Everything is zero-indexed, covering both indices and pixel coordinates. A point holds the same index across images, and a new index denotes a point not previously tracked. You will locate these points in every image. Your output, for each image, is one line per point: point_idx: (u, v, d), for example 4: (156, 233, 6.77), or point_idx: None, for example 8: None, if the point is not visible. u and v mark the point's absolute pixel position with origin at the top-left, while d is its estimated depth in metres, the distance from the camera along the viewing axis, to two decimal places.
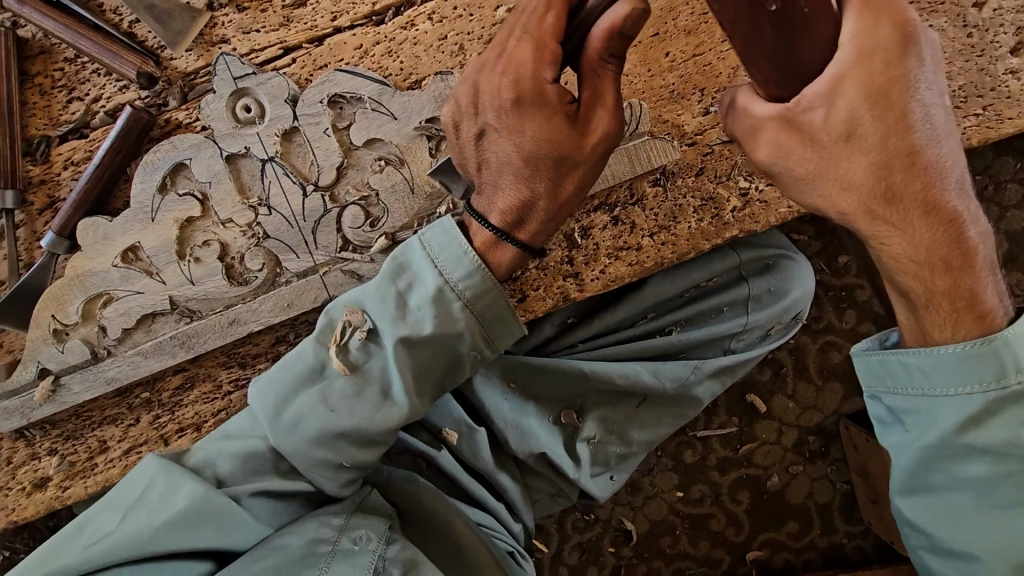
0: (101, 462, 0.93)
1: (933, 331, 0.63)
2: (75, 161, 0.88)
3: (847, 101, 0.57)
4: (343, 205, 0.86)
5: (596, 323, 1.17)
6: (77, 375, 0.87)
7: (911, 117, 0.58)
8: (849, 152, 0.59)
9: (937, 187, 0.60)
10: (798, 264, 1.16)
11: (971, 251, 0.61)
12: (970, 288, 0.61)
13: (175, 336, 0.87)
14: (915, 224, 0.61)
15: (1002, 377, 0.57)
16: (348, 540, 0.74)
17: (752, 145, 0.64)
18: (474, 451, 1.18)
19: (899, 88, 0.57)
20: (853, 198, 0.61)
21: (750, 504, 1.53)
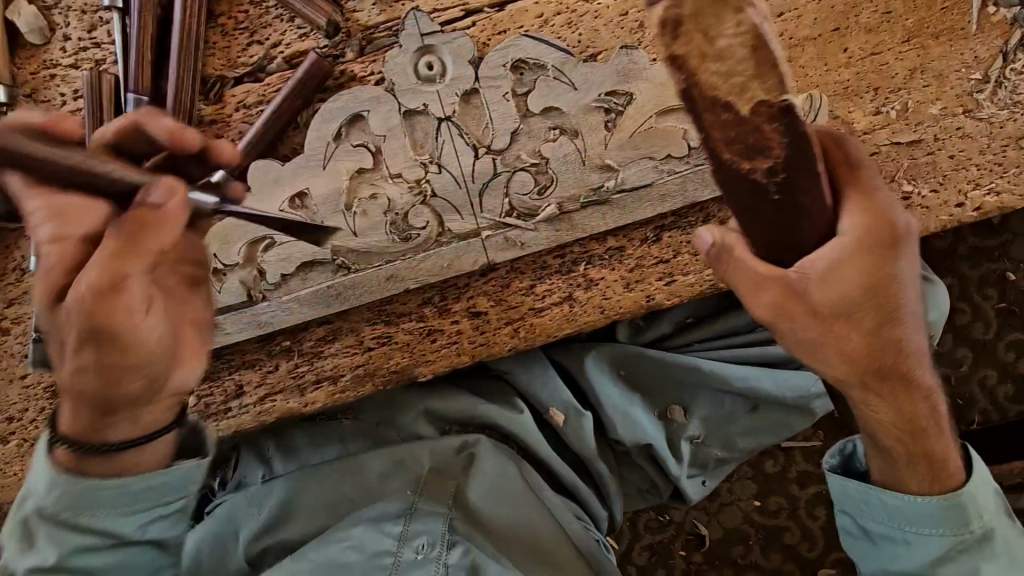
0: (234, 406, 0.92)
1: (909, 483, 0.74)
2: (247, 104, 0.89)
3: (850, 285, 0.65)
4: (513, 169, 0.86)
5: (717, 323, 1.21)
6: (231, 316, 0.88)
7: (897, 313, 0.68)
8: (849, 328, 0.67)
9: (909, 366, 0.70)
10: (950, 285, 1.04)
11: (936, 419, 0.73)
12: (935, 449, 0.73)
13: (332, 286, 0.88)
14: (894, 397, 0.71)
15: (968, 525, 0.71)
16: (411, 549, 0.86)
17: (753, 297, 0.68)
18: (580, 436, 1.12)
19: (891, 284, 0.67)
20: (851, 367, 0.70)
21: (827, 521, 1.49)
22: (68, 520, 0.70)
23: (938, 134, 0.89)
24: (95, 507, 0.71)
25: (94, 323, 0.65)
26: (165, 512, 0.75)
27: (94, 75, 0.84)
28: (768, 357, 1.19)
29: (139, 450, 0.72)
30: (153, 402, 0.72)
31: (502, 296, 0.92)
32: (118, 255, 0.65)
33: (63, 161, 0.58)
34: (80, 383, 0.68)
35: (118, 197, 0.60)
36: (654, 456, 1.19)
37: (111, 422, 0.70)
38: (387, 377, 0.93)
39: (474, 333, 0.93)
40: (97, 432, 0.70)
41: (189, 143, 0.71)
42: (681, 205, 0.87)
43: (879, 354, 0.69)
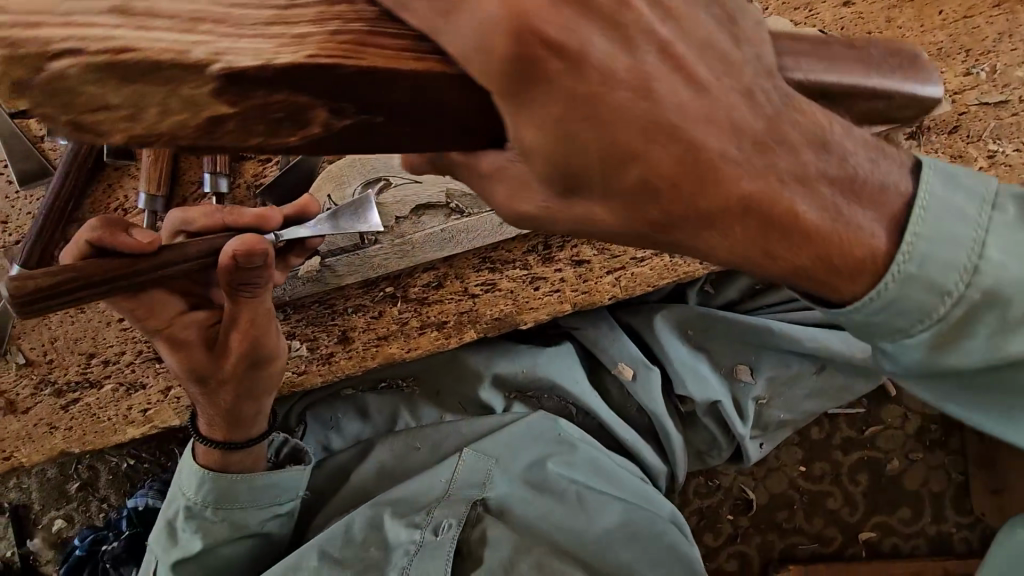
0: (339, 352, 0.93)
1: (845, 288, 0.48)
2: None
3: (546, 114, 0.40)
4: None
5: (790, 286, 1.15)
6: (344, 258, 0.89)
7: (679, 127, 0.42)
8: (616, 193, 0.43)
9: (684, 185, 0.43)
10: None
11: (857, 241, 0.47)
12: (806, 218, 0.45)
13: (446, 230, 0.89)
14: (738, 232, 0.45)
15: (928, 280, 0.48)
16: (432, 532, 0.94)
17: (528, 201, 0.46)
18: (647, 392, 1.10)
19: (602, 101, 0.40)
20: (728, 242, 0.45)
21: (868, 486, 1.50)
22: (211, 517, 0.87)
23: (1023, 96, 0.93)
24: (235, 502, 0.87)
25: (228, 357, 0.79)
26: (282, 501, 0.91)
27: None
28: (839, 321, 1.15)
29: (259, 446, 0.89)
30: (269, 400, 0.87)
31: (606, 245, 0.93)
32: (241, 318, 0.76)
33: (116, 257, 0.61)
34: (218, 399, 0.83)
35: (240, 248, 0.66)
36: (719, 414, 1.16)
37: (244, 428, 0.88)
38: (490, 324, 0.93)
39: (578, 282, 0.93)
40: (237, 438, 0.87)
41: (274, 221, 0.78)
42: None
43: (633, 214, 0.45)
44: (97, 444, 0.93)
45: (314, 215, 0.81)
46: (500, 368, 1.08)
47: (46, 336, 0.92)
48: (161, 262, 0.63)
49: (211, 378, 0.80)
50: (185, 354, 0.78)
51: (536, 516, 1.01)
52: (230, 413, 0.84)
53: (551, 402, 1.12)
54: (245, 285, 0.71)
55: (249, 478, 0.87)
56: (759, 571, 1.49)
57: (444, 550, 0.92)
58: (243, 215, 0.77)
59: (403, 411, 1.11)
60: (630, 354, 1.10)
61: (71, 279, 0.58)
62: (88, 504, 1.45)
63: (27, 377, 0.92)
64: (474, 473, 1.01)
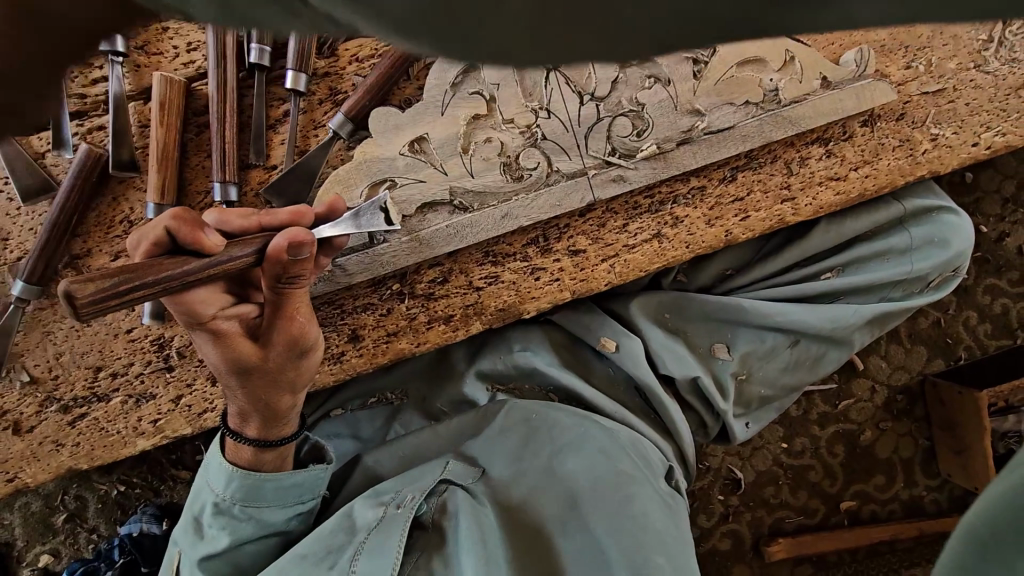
0: (350, 350, 0.96)
1: None
2: (360, 58, 0.94)
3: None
4: (615, 114, 0.96)
5: (761, 265, 1.22)
6: (353, 258, 0.93)
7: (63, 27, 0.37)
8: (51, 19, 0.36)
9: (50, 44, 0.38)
10: (960, 221, 1.22)
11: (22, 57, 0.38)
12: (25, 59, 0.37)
13: (451, 226, 0.93)
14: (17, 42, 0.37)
15: None
16: (394, 506, 0.94)
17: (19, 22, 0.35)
18: (634, 365, 1.15)
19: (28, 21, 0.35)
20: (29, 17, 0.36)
21: (844, 457, 1.59)
22: (239, 515, 0.90)
23: (957, 84, 1.05)
24: (262, 501, 0.91)
25: (271, 347, 0.84)
26: (306, 500, 0.96)
27: (220, 26, 0.88)
28: (808, 295, 1.20)
29: (286, 446, 0.93)
30: (303, 393, 0.93)
31: (599, 235, 0.99)
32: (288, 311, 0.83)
33: (182, 269, 0.65)
34: (257, 393, 0.87)
35: (288, 239, 0.74)
36: (702, 392, 1.20)
37: (283, 421, 0.93)
38: (494, 315, 0.98)
39: (575, 271, 0.99)
40: (274, 433, 0.92)
41: (305, 218, 0.84)
42: (759, 144, 0.99)
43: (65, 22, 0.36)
44: (106, 457, 0.93)
45: (338, 212, 0.87)
46: (483, 364, 1.18)
47: (50, 352, 0.91)
48: (221, 259, 0.69)
49: (253, 370, 0.85)
50: (229, 346, 0.81)
51: (507, 497, 0.99)
52: (270, 406, 0.89)
53: (540, 389, 1.18)
54: (292, 278, 0.79)
55: (278, 477, 0.91)
56: (751, 548, 1.55)
57: (399, 522, 0.91)
58: (277, 215, 0.81)
59: (392, 422, 1.17)
60: (611, 328, 1.17)
61: (130, 281, 0.59)
62: (77, 536, 1.38)
63: (31, 396, 0.91)
64: (462, 476, 1.02)
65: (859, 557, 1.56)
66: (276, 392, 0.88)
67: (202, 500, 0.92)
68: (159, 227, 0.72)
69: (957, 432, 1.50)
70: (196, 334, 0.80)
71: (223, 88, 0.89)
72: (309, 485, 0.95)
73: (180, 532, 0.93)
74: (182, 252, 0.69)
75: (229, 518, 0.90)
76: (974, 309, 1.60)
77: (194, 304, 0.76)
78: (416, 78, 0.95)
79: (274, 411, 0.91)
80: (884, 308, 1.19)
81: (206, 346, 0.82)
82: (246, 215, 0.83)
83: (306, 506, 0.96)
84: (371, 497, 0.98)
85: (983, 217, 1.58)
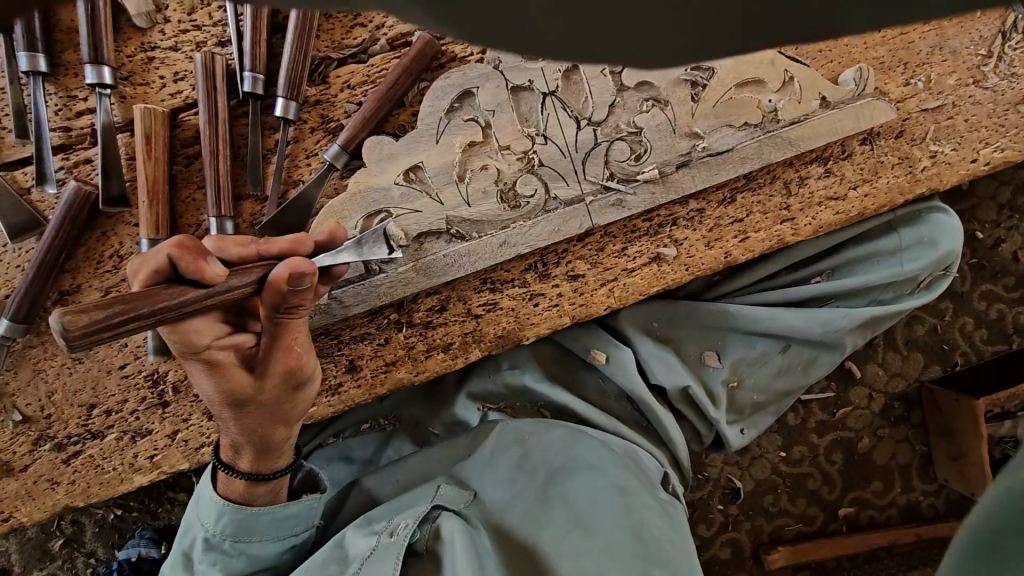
0: (348, 381, 0.95)
1: None
2: (352, 85, 0.93)
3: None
4: (613, 139, 0.94)
5: (750, 269, 1.19)
6: (350, 290, 0.92)
7: None
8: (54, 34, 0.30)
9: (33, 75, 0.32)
10: (950, 219, 1.18)
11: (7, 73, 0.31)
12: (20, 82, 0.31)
13: (448, 255, 0.92)
14: None
15: None
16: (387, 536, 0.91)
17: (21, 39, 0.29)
18: (623, 373, 1.13)
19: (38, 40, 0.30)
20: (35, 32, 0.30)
21: (842, 465, 1.59)
22: (229, 550, 0.89)
23: (956, 100, 1.05)
24: (253, 535, 0.89)
25: (266, 379, 0.82)
26: (299, 532, 0.94)
27: (209, 57, 0.87)
28: (798, 299, 1.18)
29: (279, 479, 0.91)
30: (297, 425, 0.91)
31: (598, 259, 0.98)
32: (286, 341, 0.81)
33: (180, 299, 0.62)
34: (248, 424, 0.84)
35: (290, 269, 0.72)
36: (693, 401, 1.18)
37: (277, 453, 0.90)
38: (493, 342, 0.97)
39: (575, 296, 0.98)
40: (267, 466, 0.90)
41: (305, 246, 0.81)
42: (758, 166, 0.98)
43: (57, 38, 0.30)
44: (103, 495, 0.92)
45: (337, 241, 0.84)
46: (473, 385, 1.17)
47: (42, 390, 0.90)
48: (222, 290, 0.67)
49: (246, 401, 0.82)
50: (224, 378, 0.78)
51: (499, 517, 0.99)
52: (262, 439, 0.85)
53: (532, 406, 1.17)
54: (291, 307, 0.76)
55: (271, 511, 0.89)
56: (751, 556, 1.56)
57: (394, 550, 0.87)
58: (276, 244, 0.78)
59: (386, 447, 1.16)
60: (600, 338, 1.15)
61: (122, 314, 0.56)
62: (75, 561, 1.37)
63: (24, 435, 0.90)
64: (455, 499, 1.01)
65: (857, 563, 1.57)
66: (268, 425, 0.86)
67: (191, 535, 0.91)
68: (161, 255, 0.69)
69: (955, 439, 1.51)
70: (189, 365, 0.77)
71: (214, 119, 0.88)
72: (303, 519, 0.93)
73: (168, 568, 0.91)
74: (183, 280, 0.67)
75: (220, 554, 0.88)
76: (970, 315, 1.60)
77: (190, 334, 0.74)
78: (410, 104, 0.93)
79: (268, 444, 0.89)
80: (876, 311, 1.16)
81: (200, 377, 0.80)
82: (243, 245, 0.78)
83: (299, 539, 0.95)
84: (363, 526, 0.96)
85: (979, 223, 1.58)
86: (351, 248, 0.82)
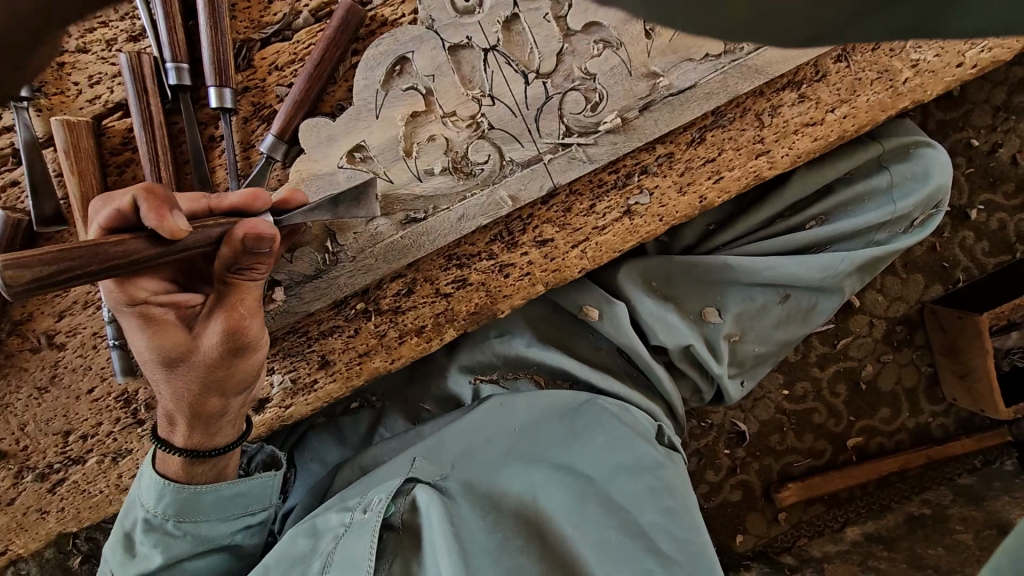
0: (322, 377, 0.93)
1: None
2: (280, 66, 0.87)
3: None
4: (566, 90, 0.88)
5: (744, 219, 1.14)
6: (309, 285, 0.89)
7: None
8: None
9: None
10: (940, 152, 1.12)
11: None
12: None
13: (405, 237, 0.89)
14: None
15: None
16: (362, 512, 0.90)
17: None
18: (617, 330, 1.09)
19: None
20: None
21: (848, 395, 1.57)
22: (172, 530, 0.85)
23: None
24: (197, 515, 0.86)
25: (205, 340, 0.74)
26: (253, 512, 0.90)
27: (133, 56, 0.81)
28: (796, 246, 1.12)
29: (221, 457, 0.85)
30: (239, 397, 0.82)
31: (566, 220, 0.92)
32: (228, 302, 0.73)
33: (160, 254, 0.65)
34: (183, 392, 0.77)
35: (251, 235, 0.69)
36: (695, 358, 1.15)
37: (215, 430, 0.83)
38: (468, 320, 0.92)
39: (546, 262, 0.92)
40: (202, 441, 0.83)
41: (260, 202, 0.76)
42: (725, 100, 0.91)
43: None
44: (94, 518, 0.91)
45: (297, 204, 0.80)
46: (464, 358, 1.12)
47: (14, 424, 0.88)
48: (178, 247, 0.66)
49: (178, 363, 0.75)
50: (158, 333, 0.73)
51: (493, 503, 0.95)
52: (195, 408, 0.79)
53: (528, 373, 1.13)
54: (244, 270, 0.72)
55: (214, 489, 0.86)
56: (762, 496, 1.56)
57: (370, 527, 0.86)
58: (157, 211, 0.65)
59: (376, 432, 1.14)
60: (593, 295, 1.10)
61: (69, 270, 0.58)
62: None
63: (4, 469, 0.89)
64: (430, 472, 0.99)
65: (871, 490, 1.57)
66: (223, 399, 0.80)
67: (133, 515, 0.86)
68: (126, 197, 0.68)
69: (960, 357, 1.48)
70: (125, 318, 0.73)
71: (149, 124, 0.82)
72: (252, 500, 0.89)
73: (111, 548, 0.88)
74: (143, 231, 0.65)
75: (163, 534, 0.84)
76: (970, 228, 1.54)
77: (130, 286, 0.71)
78: (344, 79, 0.88)
79: (208, 417, 0.82)
80: (874, 254, 1.11)
81: (133, 330, 0.74)
82: (195, 198, 0.76)
83: (256, 519, 0.91)
84: (333, 500, 0.97)
85: (974, 130, 1.50)
86: (322, 205, 0.78)
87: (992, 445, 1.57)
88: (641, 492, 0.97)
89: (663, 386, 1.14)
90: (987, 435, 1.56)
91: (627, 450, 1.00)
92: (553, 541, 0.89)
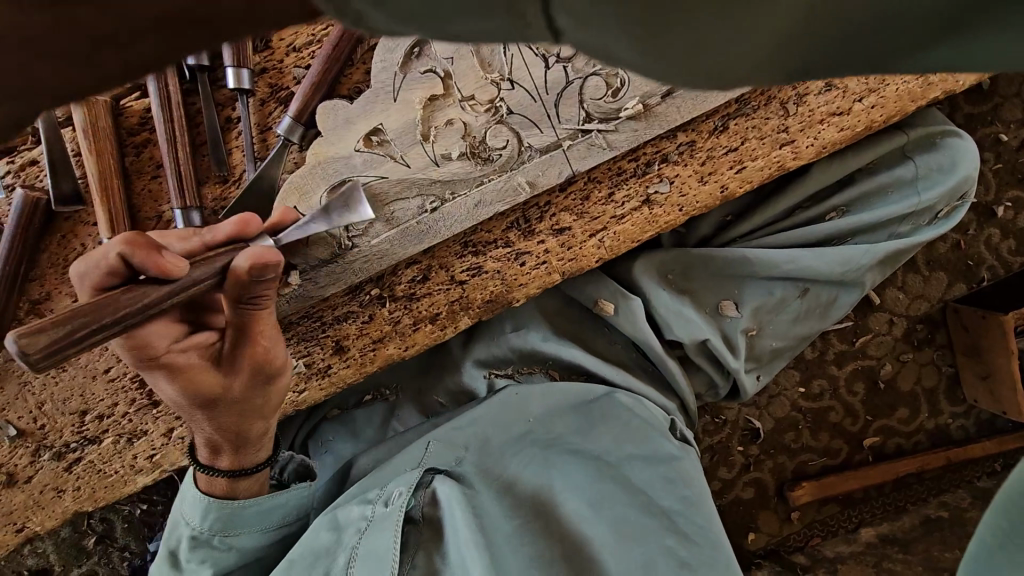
0: (336, 362, 0.92)
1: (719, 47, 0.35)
2: (298, 48, 0.86)
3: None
4: (586, 75, 0.87)
5: (762, 211, 1.11)
6: (325, 269, 0.88)
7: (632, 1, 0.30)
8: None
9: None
10: (966, 142, 1.09)
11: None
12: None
13: (420, 222, 0.88)
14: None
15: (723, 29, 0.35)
16: (383, 504, 0.89)
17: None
18: (633, 324, 1.08)
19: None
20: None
21: (866, 394, 1.54)
22: (214, 546, 0.86)
23: None
24: (239, 529, 0.87)
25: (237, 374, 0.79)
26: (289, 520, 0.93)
27: None
28: (816, 238, 1.10)
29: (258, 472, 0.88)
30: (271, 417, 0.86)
31: (584, 209, 0.91)
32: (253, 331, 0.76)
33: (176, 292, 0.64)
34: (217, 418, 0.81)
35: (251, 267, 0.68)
36: (710, 352, 1.13)
37: (246, 448, 0.86)
38: (482, 308, 0.92)
39: (562, 250, 0.91)
40: (244, 459, 0.87)
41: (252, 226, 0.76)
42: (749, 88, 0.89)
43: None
44: (109, 497, 0.92)
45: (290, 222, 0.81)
46: (478, 350, 1.12)
47: (32, 402, 0.88)
48: (183, 283, 0.64)
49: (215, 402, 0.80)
50: (188, 381, 0.77)
51: (509, 487, 0.96)
52: (239, 433, 0.84)
53: (543, 367, 1.12)
54: (253, 300, 0.72)
55: (255, 503, 0.87)
56: (775, 494, 1.54)
57: (392, 522, 0.87)
58: (146, 262, 0.63)
59: (390, 419, 1.14)
60: (608, 288, 1.09)
61: (86, 327, 0.56)
62: None
63: (22, 447, 0.89)
64: (444, 458, 0.98)
65: (887, 491, 1.55)
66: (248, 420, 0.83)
67: (176, 534, 0.87)
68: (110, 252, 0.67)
69: (983, 358, 1.45)
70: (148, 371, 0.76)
71: (166, 104, 0.82)
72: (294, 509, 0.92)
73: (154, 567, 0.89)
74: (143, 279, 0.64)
75: (207, 550, 0.85)
76: (996, 225, 1.50)
77: (150, 335, 0.73)
78: (363, 62, 0.87)
79: (247, 438, 0.86)
80: (897, 247, 1.08)
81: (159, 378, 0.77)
82: (185, 237, 0.75)
83: (291, 526, 0.94)
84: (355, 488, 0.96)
85: (1003, 124, 1.46)
86: (317, 216, 0.79)
87: (1013, 448, 1.54)
88: (657, 481, 0.97)
89: (677, 380, 1.13)
90: (1008, 437, 1.53)
91: (641, 442, 0.99)
92: (569, 531, 0.92)
